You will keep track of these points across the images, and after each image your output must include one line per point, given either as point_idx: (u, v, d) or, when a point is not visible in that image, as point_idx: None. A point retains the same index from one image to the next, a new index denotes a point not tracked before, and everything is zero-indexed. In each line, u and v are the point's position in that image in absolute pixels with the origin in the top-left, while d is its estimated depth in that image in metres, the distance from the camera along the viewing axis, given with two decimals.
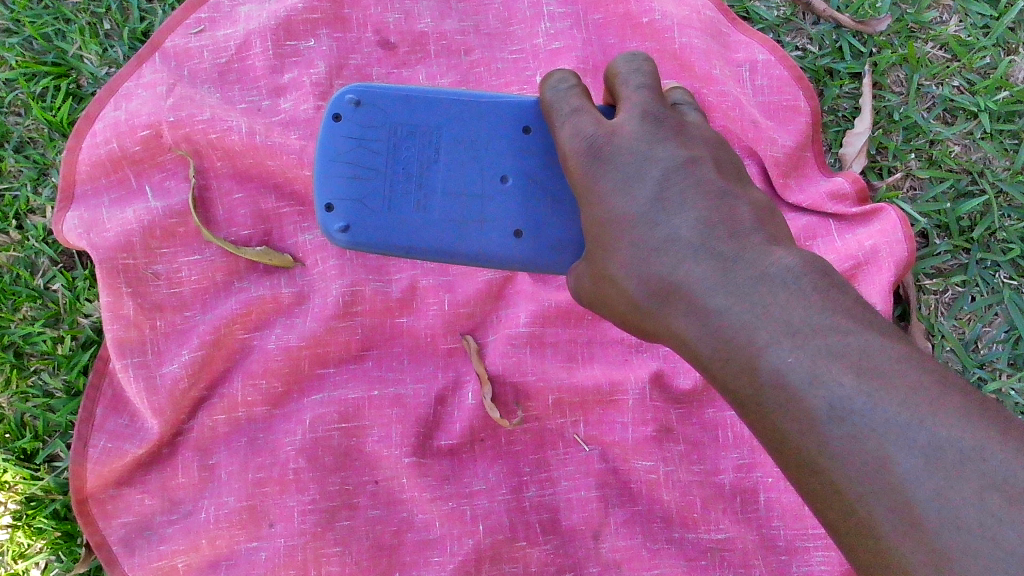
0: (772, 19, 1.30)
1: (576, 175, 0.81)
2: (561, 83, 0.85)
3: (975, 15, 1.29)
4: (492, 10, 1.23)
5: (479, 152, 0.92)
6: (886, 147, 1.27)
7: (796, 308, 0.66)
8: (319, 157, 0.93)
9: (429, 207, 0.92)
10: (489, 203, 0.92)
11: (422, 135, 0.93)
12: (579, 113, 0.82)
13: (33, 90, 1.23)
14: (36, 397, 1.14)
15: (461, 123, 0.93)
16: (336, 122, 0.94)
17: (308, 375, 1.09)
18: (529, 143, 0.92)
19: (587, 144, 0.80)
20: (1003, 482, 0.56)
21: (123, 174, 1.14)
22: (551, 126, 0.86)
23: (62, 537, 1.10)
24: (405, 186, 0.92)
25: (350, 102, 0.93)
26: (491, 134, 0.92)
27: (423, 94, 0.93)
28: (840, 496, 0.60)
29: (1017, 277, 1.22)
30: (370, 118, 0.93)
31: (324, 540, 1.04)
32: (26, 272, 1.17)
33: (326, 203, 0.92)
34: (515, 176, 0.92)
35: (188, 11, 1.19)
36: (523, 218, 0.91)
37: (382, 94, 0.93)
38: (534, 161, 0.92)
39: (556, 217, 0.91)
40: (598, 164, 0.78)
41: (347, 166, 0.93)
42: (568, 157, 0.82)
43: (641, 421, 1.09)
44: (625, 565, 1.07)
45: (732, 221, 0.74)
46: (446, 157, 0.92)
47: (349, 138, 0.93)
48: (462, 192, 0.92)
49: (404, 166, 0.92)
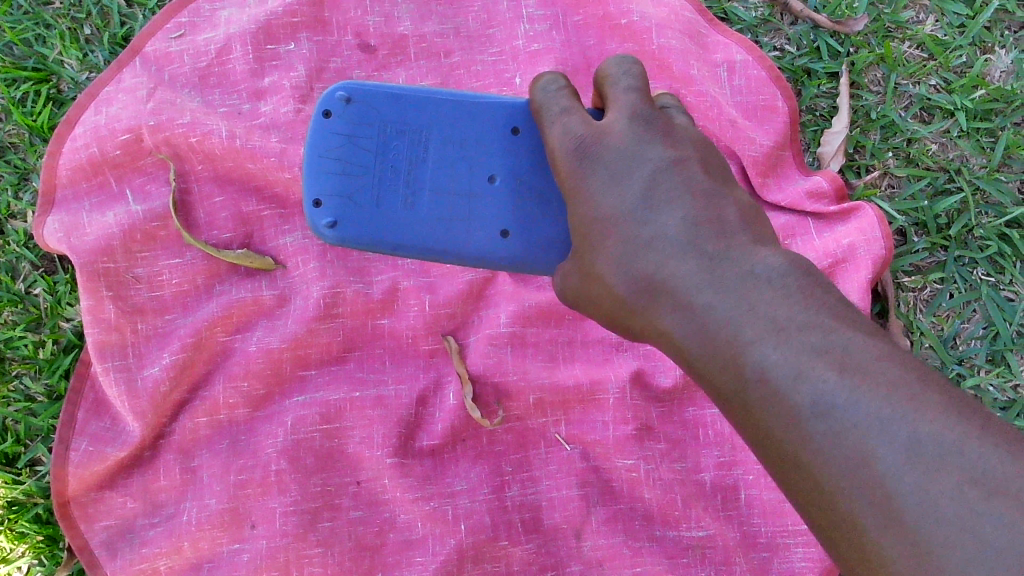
0: (750, 19, 1.31)
1: (564, 174, 0.81)
2: (551, 84, 0.86)
3: (951, 15, 1.30)
4: (472, 13, 1.23)
5: (468, 153, 0.93)
6: (863, 146, 1.28)
7: (781, 305, 0.67)
8: (309, 154, 0.93)
9: (417, 206, 0.92)
10: (477, 203, 0.92)
11: (412, 134, 0.93)
12: (568, 113, 0.83)
13: (13, 94, 1.23)
14: (17, 402, 1.14)
15: (451, 123, 0.93)
16: (327, 120, 0.94)
17: (290, 377, 1.10)
18: (519, 145, 0.93)
19: (576, 143, 0.80)
20: (982, 476, 0.56)
21: (104, 178, 1.14)
22: (541, 127, 0.86)
23: (45, 540, 1.10)
24: (393, 185, 0.93)
25: (340, 99, 0.94)
26: (480, 136, 0.93)
27: (414, 93, 0.93)
28: (824, 490, 0.60)
29: (994, 273, 1.23)
30: (361, 117, 0.94)
31: (306, 541, 1.05)
32: (7, 276, 1.17)
33: (315, 199, 0.93)
34: (503, 176, 0.92)
35: (169, 16, 1.19)
36: (511, 218, 0.92)
37: (373, 92, 0.94)
38: (522, 163, 0.92)
39: (543, 219, 0.92)
40: (585, 164, 0.79)
41: (336, 163, 0.93)
42: (556, 156, 0.82)
43: (621, 420, 1.10)
44: (607, 563, 1.07)
45: (719, 221, 0.74)
46: (435, 156, 0.93)
47: (340, 135, 0.94)
48: (450, 191, 0.93)
49: (393, 164, 0.93)
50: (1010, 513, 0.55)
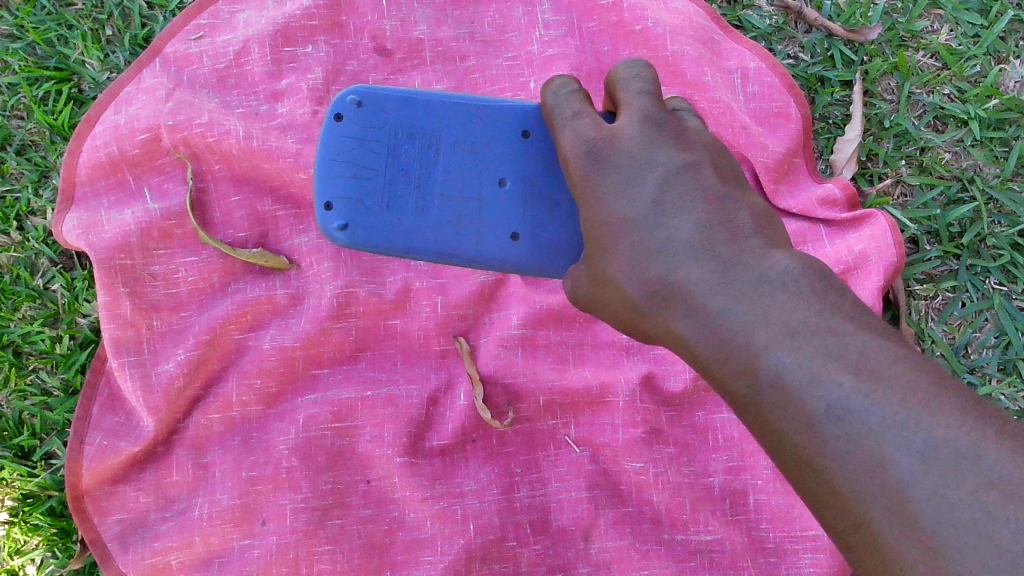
0: (764, 27, 1.32)
1: (576, 179, 0.82)
2: (562, 87, 0.87)
3: (966, 24, 1.31)
4: (487, 18, 1.25)
5: (479, 155, 0.94)
6: (876, 154, 1.28)
7: (794, 309, 0.67)
8: (320, 157, 0.95)
9: (427, 209, 0.93)
10: (487, 206, 0.93)
11: (421, 137, 0.94)
12: (579, 117, 0.83)
13: (35, 94, 1.25)
14: (33, 396, 1.16)
15: (461, 126, 0.94)
16: (337, 123, 0.95)
17: (302, 375, 1.11)
18: (528, 147, 0.93)
19: (588, 147, 0.81)
20: (997, 481, 0.56)
21: (122, 176, 1.16)
22: (552, 130, 0.87)
23: (58, 533, 1.12)
24: (404, 187, 0.94)
25: (352, 103, 0.95)
26: (491, 139, 0.94)
27: (425, 96, 0.95)
28: (838, 495, 0.61)
29: (1007, 283, 1.22)
30: (371, 120, 0.95)
31: (315, 538, 1.05)
32: (26, 272, 1.19)
33: (325, 202, 0.94)
34: (513, 179, 0.93)
35: (188, 18, 1.21)
36: (520, 221, 0.93)
37: (383, 95, 0.95)
38: (533, 165, 0.93)
39: (553, 221, 0.92)
40: (597, 168, 0.79)
41: (347, 165, 0.94)
42: (568, 160, 0.83)
43: (630, 423, 1.10)
44: (614, 565, 1.07)
45: (731, 225, 0.75)
46: (445, 158, 0.94)
47: (350, 138, 0.95)
48: (460, 194, 0.93)
49: (404, 167, 0.94)
50: None
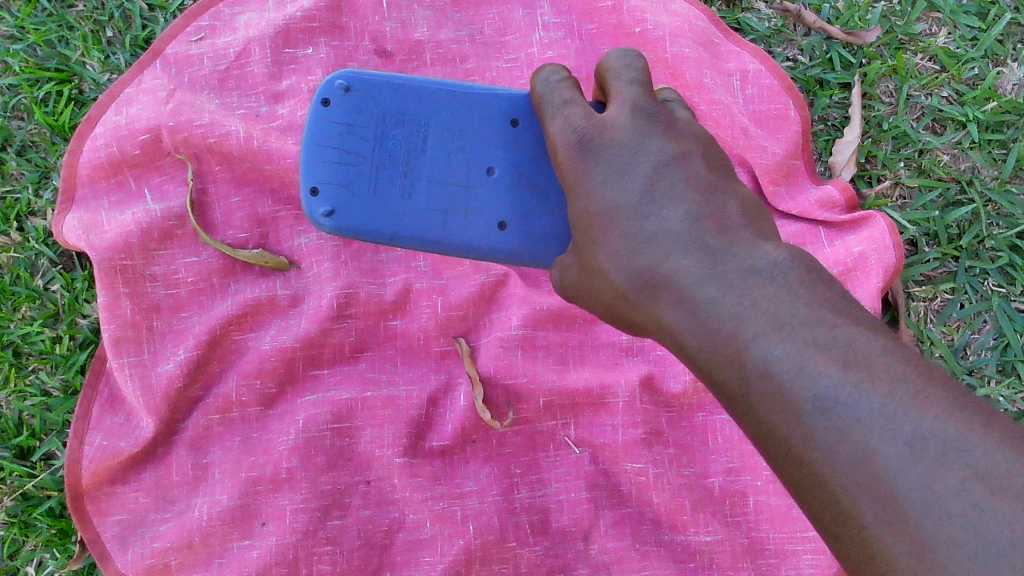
0: (763, 29, 1.32)
1: (565, 167, 0.82)
2: (552, 75, 0.87)
3: (964, 28, 1.31)
4: (488, 21, 1.25)
5: (468, 144, 0.94)
6: (874, 156, 1.28)
7: (783, 299, 0.67)
8: (309, 142, 0.95)
9: (415, 196, 0.93)
10: (476, 194, 0.93)
11: (410, 124, 0.94)
12: (569, 105, 0.84)
13: (35, 95, 1.25)
14: (33, 397, 1.15)
15: (451, 113, 0.94)
16: (325, 107, 0.95)
17: (302, 376, 1.11)
18: (517, 136, 0.94)
19: (577, 136, 0.81)
20: (985, 473, 0.56)
21: (122, 177, 1.16)
22: (542, 119, 0.87)
23: (58, 534, 1.11)
24: (391, 173, 0.94)
25: (339, 87, 0.95)
26: (480, 127, 0.94)
27: (414, 82, 0.95)
28: (824, 486, 0.61)
29: (1005, 284, 1.23)
30: (360, 105, 0.95)
31: (315, 539, 1.05)
32: (26, 272, 1.19)
33: (313, 187, 0.94)
34: (502, 168, 0.93)
35: (189, 20, 1.22)
36: (509, 210, 0.93)
37: (373, 81, 0.95)
38: (522, 154, 0.93)
39: (542, 211, 0.93)
40: (586, 157, 0.80)
41: (335, 151, 0.95)
42: (557, 148, 0.83)
43: (630, 424, 1.10)
44: (614, 566, 1.07)
45: (721, 216, 0.75)
46: (434, 145, 0.94)
47: (339, 123, 0.95)
48: (449, 182, 0.93)
49: (392, 154, 0.94)
50: (1014, 510, 0.55)
